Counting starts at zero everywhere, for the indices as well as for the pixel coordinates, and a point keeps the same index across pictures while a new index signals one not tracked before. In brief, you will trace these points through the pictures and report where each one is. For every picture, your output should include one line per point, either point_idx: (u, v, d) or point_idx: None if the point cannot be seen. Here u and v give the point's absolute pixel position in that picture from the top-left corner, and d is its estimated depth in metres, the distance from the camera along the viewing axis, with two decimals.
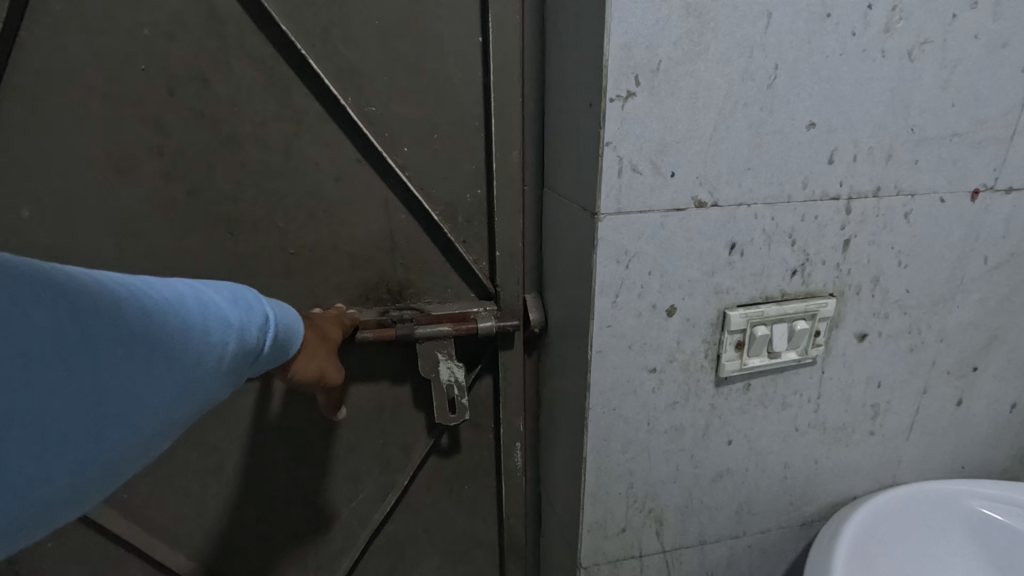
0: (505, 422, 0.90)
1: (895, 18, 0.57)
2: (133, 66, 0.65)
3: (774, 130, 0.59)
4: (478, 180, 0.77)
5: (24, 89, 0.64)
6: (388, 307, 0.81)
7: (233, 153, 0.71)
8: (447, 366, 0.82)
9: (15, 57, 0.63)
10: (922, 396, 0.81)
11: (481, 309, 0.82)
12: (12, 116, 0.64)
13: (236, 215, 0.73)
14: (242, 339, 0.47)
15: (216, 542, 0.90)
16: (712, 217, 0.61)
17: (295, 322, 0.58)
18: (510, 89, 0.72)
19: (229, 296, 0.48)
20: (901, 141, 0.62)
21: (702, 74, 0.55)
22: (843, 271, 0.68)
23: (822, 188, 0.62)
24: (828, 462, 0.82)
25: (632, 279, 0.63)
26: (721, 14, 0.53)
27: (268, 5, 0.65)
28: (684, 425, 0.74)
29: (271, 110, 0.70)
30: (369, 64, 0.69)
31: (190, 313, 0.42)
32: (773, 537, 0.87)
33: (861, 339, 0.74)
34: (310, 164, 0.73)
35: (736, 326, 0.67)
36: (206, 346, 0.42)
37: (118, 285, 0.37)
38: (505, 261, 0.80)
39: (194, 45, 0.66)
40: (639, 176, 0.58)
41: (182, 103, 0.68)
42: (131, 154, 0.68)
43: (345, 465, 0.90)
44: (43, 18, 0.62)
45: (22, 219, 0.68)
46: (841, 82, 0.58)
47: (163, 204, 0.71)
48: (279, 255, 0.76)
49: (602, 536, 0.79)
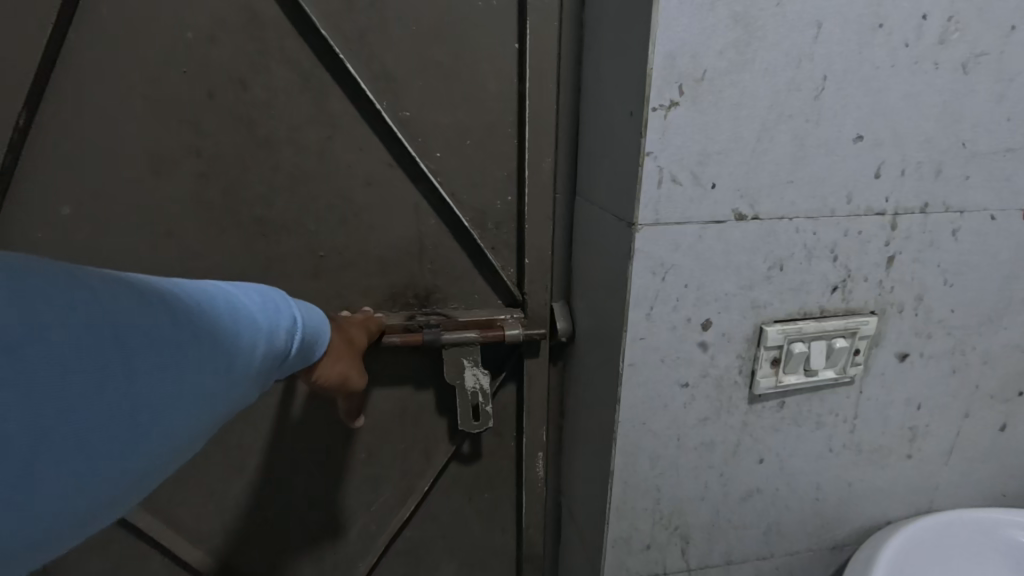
0: (529, 433, 0.89)
1: (950, 28, 0.55)
2: (175, 68, 0.66)
3: (819, 142, 0.57)
4: (509, 187, 0.77)
5: (69, 90, 0.65)
6: (414, 311, 0.81)
7: (268, 155, 0.71)
8: (472, 373, 0.81)
9: (62, 59, 0.64)
10: (964, 420, 0.78)
11: (508, 317, 0.81)
12: (56, 116, 0.66)
13: (268, 216, 0.74)
14: (270, 342, 0.47)
15: (237, 541, 0.91)
16: (751, 230, 0.60)
17: (322, 323, 0.58)
18: (546, 97, 0.71)
19: (258, 299, 0.48)
20: (951, 157, 0.60)
21: (747, 84, 0.53)
22: (885, 287, 0.66)
23: (867, 203, 0.61)
24: (862, 484, 0.79)
25: (667, 291, 0.61)
26: (770, 23, 0.52)
27: (309, 9, 0.66)
28: (715, 441, 0.72)
29: (307, 113, 0.70)
30: (405, 70, 0.69)
31: (219, 318, 0.41)
32: (802, 559, 0.84)
33: (902, 359, 0.71)
34: (342, 167, 0.73)
35: (773, 342, 0.65)
36: (236, 352, 0.42)
37: (149, 290, 0.37)
38: (534, 270, 0.80)
39: (235, 48, 0.67)
40: (678, 187, 0.56)
41: (221, 106, 0.68)
42: (168, 155, 0.69)
43: (367, 469, 0.90)
44: (91, 20, 0.64)
45: (63, 216, 0.69)
46: (890, 95, 0.56)
47: (198, 204, 0.72)
48: (308, 257, 0.76)
49: (626, 552, 0.77)
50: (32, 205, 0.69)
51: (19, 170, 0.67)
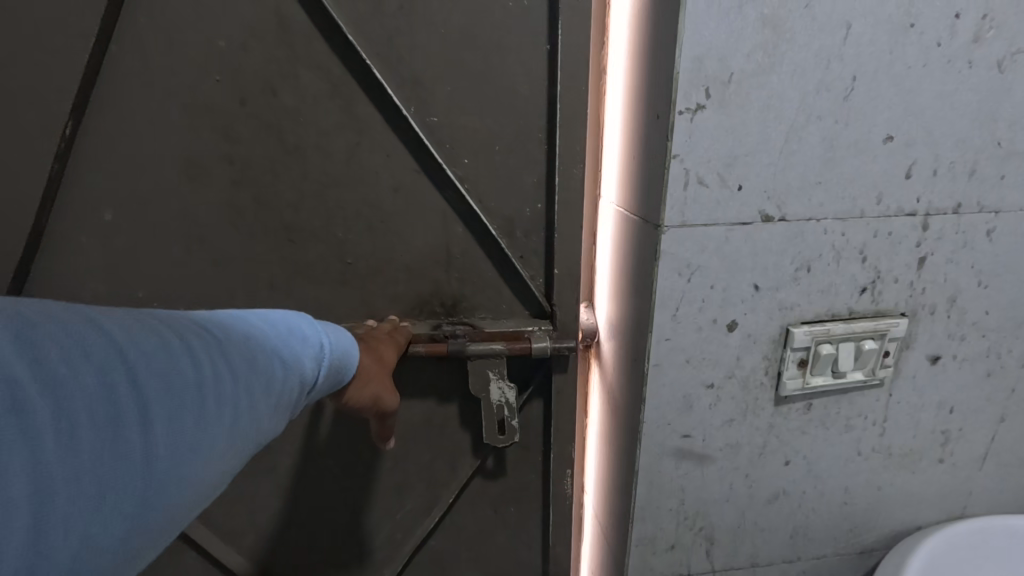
0: (557, 449, 0.91)
1: (985, 26, 0.54)
2: (209, 76, 0.69)
3: (848, 143, 0.57)
4: (539, 195, 0.78)
5: (111, 99, 0.69)
6: (441, 320, 0.82)
7: (298, 162, 0.73)
8: (498, 386, 0.82)
9: (106, 70, 0.68)
10: (999, 424, 0.76)
11: (535, 329, 0.82)
12: (99, 124, 0.70)
13: (297, 223, 0.76)
14: (293, 370, 0.49)
15: (267, 542, 0.93)
16: (779, 231, 0.60)
17: (353, 346, 0.60)
18: (578, 102, 0.72)
19: (279, 329, 0.50)
20: (986, 157, 0.59)
21: (775, 86, 0.53)
22: (916, 289, 0.65)
23: (899, 204, 0.60)
24: (892, 489, 0.78)
25: (693, 293, 0.62)
26: (798, 25, 0.52)
27: (337, 15, 0.68)
28: (741, 442, 0.72)
29: (334, 120, 0.72)
30: (431, 75, 0.71)
31: (239, 353, 0.44)
32: (829, 564, 0.83)
33: (934, 361, 0.70)
34: (369, 173, 0.75)
35: (801, 343, 0.65)
36: (256, 385, 0.43)
37: (170, 333, 0.39)
38: (563, 279, 0.80)
39: (267, 57, 0.69)
40: (705, 189, 0.57)
41: (252, 112, 0.71)
42: (202, 162, 0.72)
43: (392, 476, 0.92)
44: (131, 31, 0.67)
45: (105, 221, 0.73)
46: (921, 95, 0.56)
47: (230, 209, 0.75)
48: (336, 264, 0.79)
49: (650, 551, 0.78)
50: (79, 211, 0.73)
51: (66, 177, 0.71)
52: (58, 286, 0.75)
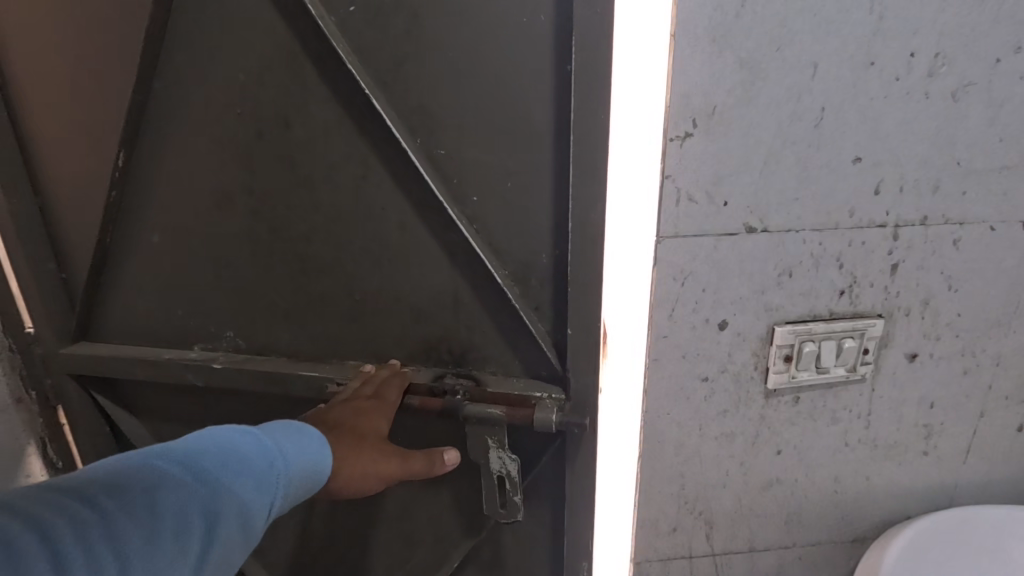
0: (571, 499, 0.91)
1: (939, 63, 0.62)
2: (232, 110, 0.80)
3: (821, 164, 0.65)
4: (550, 238, 0.79)
5: (154, 135, 0.83)
6: (447, 370, 0.88)
7: (309, 195, 0.83)
8: (498, 455, 0.85)
9: (148, 110, 0.81)
10: (980, 420, 0.82)
11: (542, 396, 0.84)
12: (148, 155, 0.84)
13: (308, 255, 0.86)
14: (219, 517, 0.47)
15: (297, 536, 1.06)
16: (762, 242, 0.68)
17: (304, 464, 0.59)
18: (598, 128, 0.70)
19: (206, 468, 0.49)
20: (947, 174, 0.67)
21: (753, 117, 0.62)
22: (891, 293, 0.72)
23: (869, 217, 0.68)
24: (879, 479, 0.85)
25: (688, 294, 0.70)
26: (772, 66, 0.60)
27: (340, 47, 0.74)
28: (734, 432, 0.79)
29: (343, 154, 0.80)
30: (434, 106, 0.75)
31: (141, 518, 0.43)
32: (826, 550, 0.89)
33: (912, 359, 0.77)
34: (376, 207, 0.82)
35: (784, 341, 0.73)
36: (155, 554, 0.42)
37: (30, 528, 0.38)
38: (578, 335, 0.81)
39: (284, 93, 0.78)
40: (695, 205, 0.66)
41: (268, 143, 0.81)
42: (228, 193, 0.84)
43: (401, 506, 1.00)
44: (170, 71, 0.79)
45: (152, 241, 0.88)
46: (885, 122, 0.64)
47: (251, 235, 0.86)
48: (345, 298, 0.88)
49: (653, 533, 0.86)
50: (132, 230, 0.88)
51: (120, 203, 0.87)
52: (119, 294, 0.93)
